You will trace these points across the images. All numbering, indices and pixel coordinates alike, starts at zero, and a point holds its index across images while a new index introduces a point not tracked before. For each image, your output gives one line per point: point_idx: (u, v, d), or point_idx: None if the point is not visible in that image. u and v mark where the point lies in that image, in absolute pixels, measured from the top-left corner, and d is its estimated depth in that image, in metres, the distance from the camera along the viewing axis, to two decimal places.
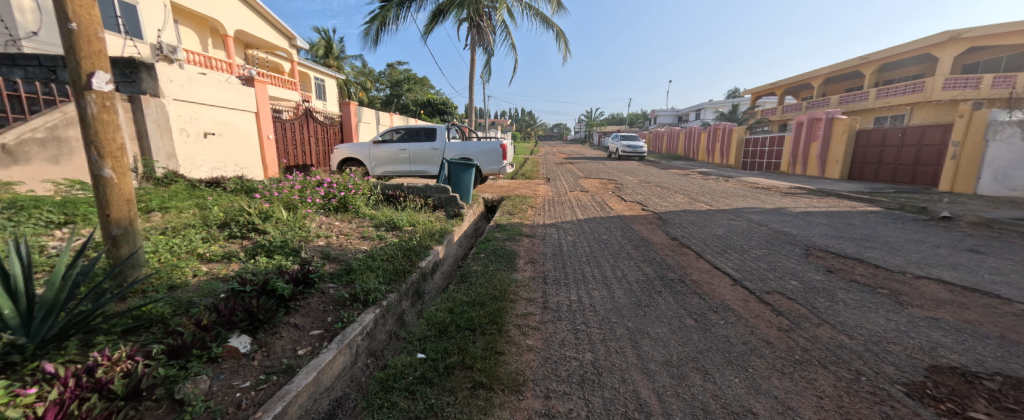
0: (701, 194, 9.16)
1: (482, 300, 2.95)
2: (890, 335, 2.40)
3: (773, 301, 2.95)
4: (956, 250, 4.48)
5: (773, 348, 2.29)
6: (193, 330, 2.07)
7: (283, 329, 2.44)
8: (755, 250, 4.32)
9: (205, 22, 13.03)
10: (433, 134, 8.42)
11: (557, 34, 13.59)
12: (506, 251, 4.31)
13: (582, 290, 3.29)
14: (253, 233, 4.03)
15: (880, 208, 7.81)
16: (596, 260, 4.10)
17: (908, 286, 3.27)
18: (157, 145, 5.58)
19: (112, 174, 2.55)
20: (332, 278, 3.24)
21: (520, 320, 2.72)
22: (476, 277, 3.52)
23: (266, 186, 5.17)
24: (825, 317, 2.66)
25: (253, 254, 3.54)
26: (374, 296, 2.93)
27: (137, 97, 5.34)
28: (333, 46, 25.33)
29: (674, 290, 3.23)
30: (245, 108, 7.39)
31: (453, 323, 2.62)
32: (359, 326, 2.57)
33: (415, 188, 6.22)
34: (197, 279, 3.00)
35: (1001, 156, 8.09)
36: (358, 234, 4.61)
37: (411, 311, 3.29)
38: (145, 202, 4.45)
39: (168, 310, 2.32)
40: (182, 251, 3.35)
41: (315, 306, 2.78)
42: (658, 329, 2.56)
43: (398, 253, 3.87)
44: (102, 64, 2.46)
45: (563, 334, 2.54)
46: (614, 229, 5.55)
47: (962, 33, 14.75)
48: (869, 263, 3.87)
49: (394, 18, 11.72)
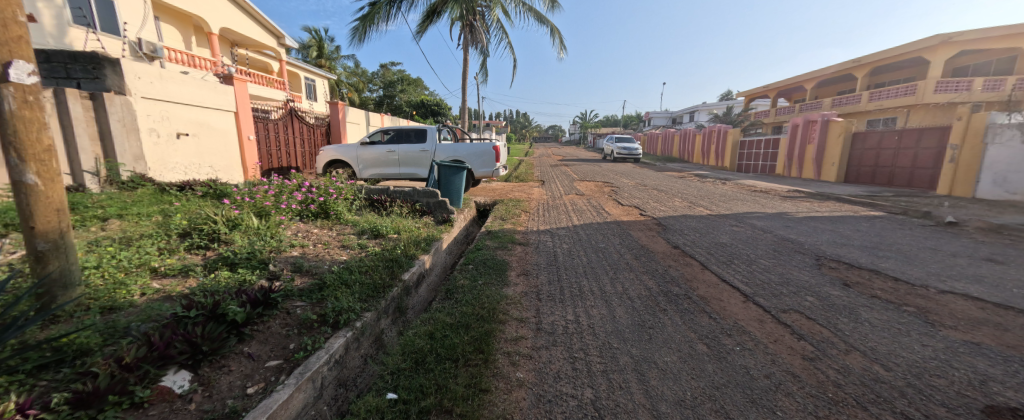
0: (699, 198, 8.89)
1: (467, 322, 2.62)
2: (931, 366, 2.11)
3: (792, 322, 2.66)
4: (974, 259, 4.23)
5: (801, 383, 2.00)
6: (112, 370, 1.72)
7: (232, 361, 2.10)
8: (763, 261, 4.02)
9: (189, 19, 12.59)
10: (423, 135, 8.08)
11: (552, 29, 13.29)
12: (497, 262, 3.97)
13: (580, 308, 2.98)
14: (216, 243, 3.65)
15: (883, 212, 7.58)
16: (594, 272, 3.77)
17: (935, 303, 2.99)
18: (122, 146, 5.16)
19: (37, 180, 2.19)
20: (300, 296, 2.89)
21: (510, 346, 2.40)
22: (463, 293, 3.19)
23: (239, 190, 4.78)
24: (853, 342, 2.37)
25: (214, 269, 3.18)
26: (346, 317, 2.59)
27: (100, 95, 4.92)
28: (324, 46, 24.84)
29: (679, 307, 2.93)
30: (223, 107, 7.00)
31: (432, 351, 2.29)
32: (325, 353, 2.25)
33: (403, 192, 5.87)
34: (145, 299, 2.65)
35: (1000, 160, 7.92)
36: (336, 243, 4.26)
37: (391, 331, 2.96)
38: (104, 210, 4.10)
39: (96, 339, 1.97)
40: (131, 265, 2.98)
41: (277, 330, 2.44)
42: (666, 358, 2.26)
43: (379, 264, 3.53)
44: (23, 52, 2.10)
45: (558, 364, 2.23)
46: (612, 236, 5.25)
47: (954, 37, 14.58)
48: (887, 275, 3.60)
49: (383, 16, 11.33)
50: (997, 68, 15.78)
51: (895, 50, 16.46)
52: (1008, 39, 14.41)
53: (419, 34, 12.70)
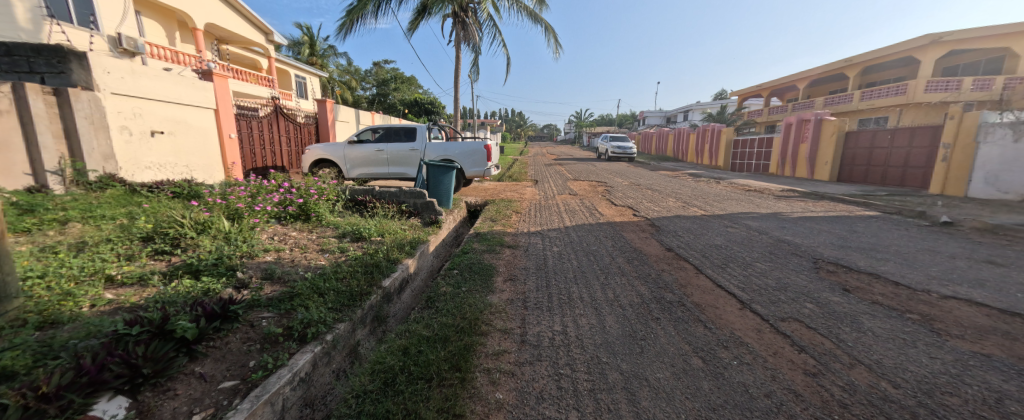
0: (693, 197, 8.74)
1: (445, 335, 2.44)
2: (942, 382, 1.96)
3: (791, 332, 2.50)
4: (974, 261, 4.12)
5: (804, 403, 1.84)
6: (27, 402, 1.55)
7: (180, 385, 1.94)
8: (759, 264, 3.87)
9: (172, 13, 12.26)
10: (412, 134, 7.83)
11: (545, 28, 13.10)
12: (483, 266, 3.79)
13: (568, 317, 2.81)
14: (180, 248, 3.44)
15: (878, 212, 7.48)
16: (584, 278, 3.60)
17: (939, 309, 2.85)
18: (90, 145, 4.89)
19: None
20: (268, 306, 2.70)
21: (491, 362, 2.22)
22: (444, 301, 3.00)
23: (212, 191, 4.55)
24: (857, 355, 2.21)
25: (174, 277, 2.98)
26: (315, 330, 2.42)
27: (65, 90, 4.65)
28: (315, 43, 24.42)
29: (673, 316, 2.77)
30: (203, 105, 6.77)
31: (405, 370, 2.12)
32: (288, 372, 2.09)
33: (389, 192, 5.66)
34: (94, 311, 2.45)
35: (991, 159, 7.88)
36: (315, 247, 4.05)
37: (368, 342, 2.78)
38: (66, 212, 3.88)
39: (23, 361, 1.78)
40: (82, 273, 2.76)
41: (236, 346, 2.26)
42: (659, 374, 2.10)
43: (358, 269, 3.32)
44: None
45: (542, 382, 2.07)
46: (604, 238, 5.08)
47: (944, 37, 14.64)
48: (887, 280, 3.46)
49: (371, 13, 11.06)
50: (986, 67, 15.86)
51: (886, 50, 16.46)
52: (997, 40, 14.46)
53: (409, 31, 12.46)
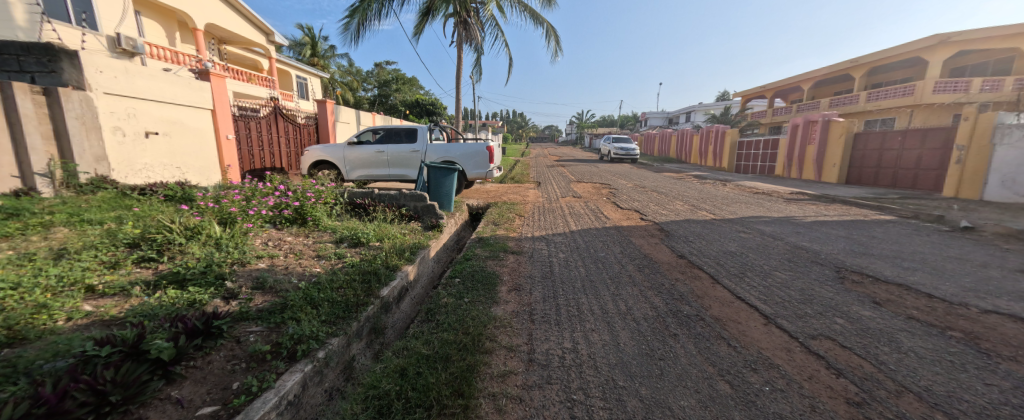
0: (701, 201, 8.50)
1: (446, 353, 2.24)
2: (1005, 415, 1.75)
3: (824, 352, 2.29)
4: (1007, 271, 3.88)
5: None
6: None
7: (153, 412, 1.75)
8: (779, 274, 3.65)
9: (172, 13, 12.14)
10: (414, 135, 7.65)
11: (548, 30, 12.91)
12: (485, 275, 3.57)
13: (578, 332, 2.60)
14: (166, 254, 3.25)
15: (894, 217, 7.21)
16: (594, 288, 3.38)
17: (981, 325, 2.63)
18: (81, 146, 4.72)
19: None
20: (257, 319, 2.50)
21: (496, 386, 2.02)
22: (446, 313, 2.80)
23: (205, 194, 4.37)
24: (902, 380, 2.00)
25: (159, 287, 2.78)
26: (306, 346, 2.22)
27: (55, 90, 4.48)
28: (316, 43, 24.28)
29: (693, 332, 2.56)
30: (199, 105, 6.60)
31: (400, 397, 1.92)
32: (274, 396, 1.89)
33: (389, 195, 5.46)
34: (72, 325, 2.27)
35: (1009, 162, 7.61)
36: (311, 253, 3.86)
37: (363, 357, 2.58)
38: (51, 216, 3.70)
39: None
40: (61, 284, 2.58)
41: (219, 365, 2.08)
42: (684, 402, 1.89)
43: (355, 278, 3.12)
44: None
45: (553, 409, 1.87)
46: (612, 244, 4.86)
47: (952, 37, 14.35)
48: (919, 291, 3.23)
49: (372, 14, 10.87)
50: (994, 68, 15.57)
51: (893, 50, 16.17)
52: (1007, 39, 14.17)
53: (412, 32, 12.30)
